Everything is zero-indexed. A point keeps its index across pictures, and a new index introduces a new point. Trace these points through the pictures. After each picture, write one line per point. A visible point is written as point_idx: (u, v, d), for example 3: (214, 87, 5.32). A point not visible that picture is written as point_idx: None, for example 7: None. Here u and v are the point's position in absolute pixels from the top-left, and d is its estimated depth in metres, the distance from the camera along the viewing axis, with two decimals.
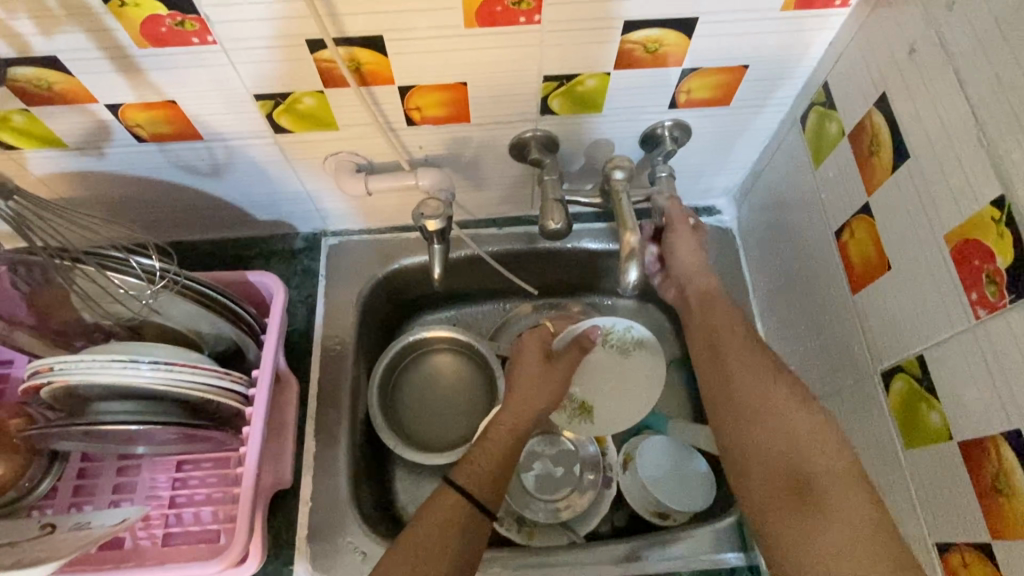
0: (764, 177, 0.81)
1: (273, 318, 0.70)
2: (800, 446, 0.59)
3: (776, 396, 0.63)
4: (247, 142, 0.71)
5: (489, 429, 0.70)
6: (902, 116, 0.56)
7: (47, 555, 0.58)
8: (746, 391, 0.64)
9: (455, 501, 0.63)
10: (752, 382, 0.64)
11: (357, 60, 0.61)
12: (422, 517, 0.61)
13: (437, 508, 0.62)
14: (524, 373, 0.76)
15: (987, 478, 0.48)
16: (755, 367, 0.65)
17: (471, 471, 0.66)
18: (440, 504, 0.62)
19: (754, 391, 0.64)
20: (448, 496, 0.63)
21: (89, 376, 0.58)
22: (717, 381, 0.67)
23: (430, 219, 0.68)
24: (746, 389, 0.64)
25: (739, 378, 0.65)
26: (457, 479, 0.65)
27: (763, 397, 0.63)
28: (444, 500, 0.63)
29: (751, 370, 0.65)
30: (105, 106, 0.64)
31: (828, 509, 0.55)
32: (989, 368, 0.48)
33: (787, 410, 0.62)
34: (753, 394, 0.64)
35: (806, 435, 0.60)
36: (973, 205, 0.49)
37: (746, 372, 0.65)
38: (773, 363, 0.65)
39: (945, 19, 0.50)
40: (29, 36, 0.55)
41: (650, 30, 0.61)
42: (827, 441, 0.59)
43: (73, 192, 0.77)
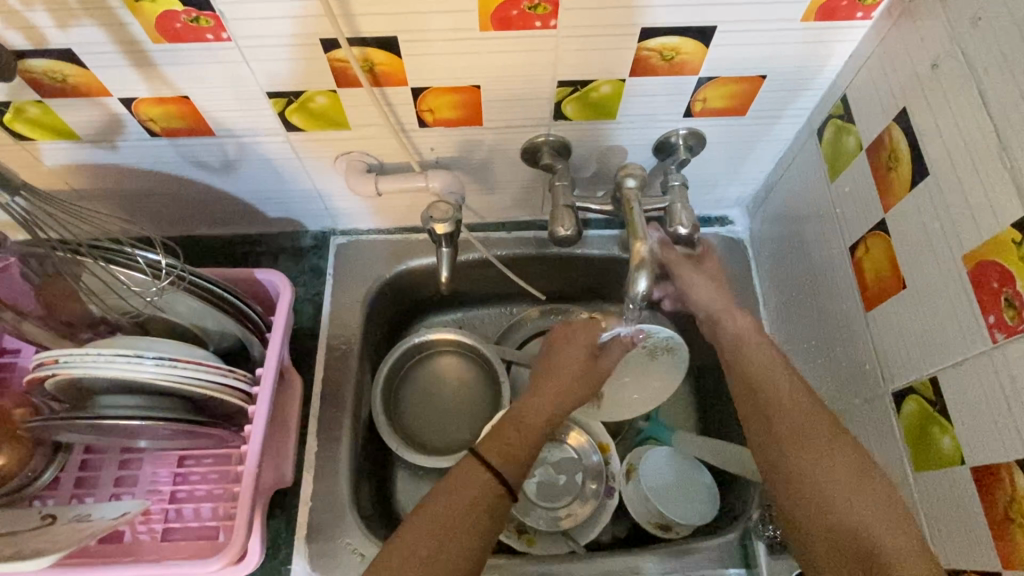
0: (779, 188, 0.80)
1: (279, 316, 0.70)
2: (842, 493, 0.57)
3: (826, 440, 0.60)
4: (259, 139, 0.71)
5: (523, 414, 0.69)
6: (922, 132, 0.55)
7: (46, 546, 0.58)
8: (790, 433, 0.61)
9: (482, 482, 0.62)
10: (797, 424, 0.61)
11: (371, 60, 0.60)
12: (449, 492, 0.61)
13: (463, 486, 0.61)
14: (568, 360, 0.74)
15: (1000, 506, 0.47)
16: (802, 411, 0.62)
17: (502, 451, 0.65)
18: (467, 483, 0.62)
19: (799, 432, 0.61)
20: (479, 472, 0.62)
21: (93, 370, 0.58)
22: (756, 416, 0.65)
23: (439, 222, 0.68)
24: (791, 429, 0.61)
25: (784, 420, 0.62)
26: (487, 456, 0.64)
27: (812, 438, 0.60)
28: (471, 479, 0.62)
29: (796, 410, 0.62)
30: (118, 100, 0.64)
31: (895, 575, 0.51)
32: (1006, 394, 0.47)
33: (828, 463, 0.58)
34: (798, 436, 0.61)
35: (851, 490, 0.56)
36: (994, 226, 0.48)
37: (794, 413, 0.62)
38: (809, 411, 0.62)
39: (970, 35, 0.49)
40: (45, 28, 0.55)
41: (667, 38, 0.60)
42: (878, 490, 0.56)
43: (85, 184, 0.77)
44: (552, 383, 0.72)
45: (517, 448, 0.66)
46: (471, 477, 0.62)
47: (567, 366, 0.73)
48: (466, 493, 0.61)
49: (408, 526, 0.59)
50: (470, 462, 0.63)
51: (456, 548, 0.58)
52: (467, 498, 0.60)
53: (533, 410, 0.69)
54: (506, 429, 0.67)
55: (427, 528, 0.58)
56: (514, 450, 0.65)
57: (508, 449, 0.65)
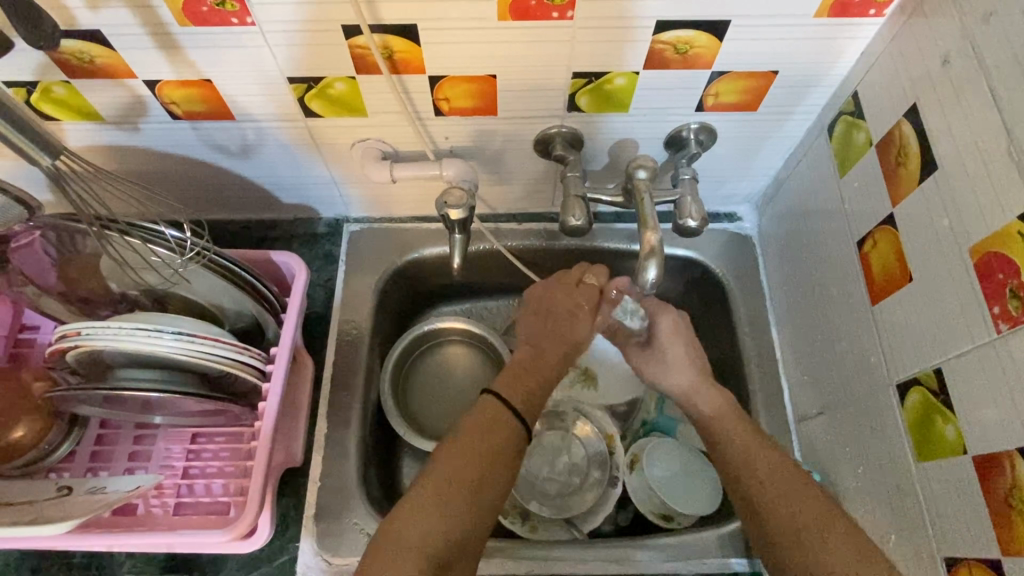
0: (788, 185, 0.81)
1: (294, 297, 0.71)
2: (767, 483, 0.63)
3: (797, 489, 0.62)
4: (277, 124, 0.72)
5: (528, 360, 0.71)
6: (932, 128, 0.56)
7: (63, 515, 0.59)
8: (766, 486, 0.63)
9: (506, 421, 0.65)
10: (766, 475, 0.64)
11: (390, 47, 0.62)
12: (479, 429, 0.64)
13: (489, 426, 0.64)
14: (568, 308, 0.73)
15: (1001, 495, 0.48)
16: (772, 464, 0.64)
17: (522, 394, 0.67)
18: (492, 424, 0.65)
19: (771, 485, 0.63)
20: (503, 410, 0.66)
21: (114, 342, 0.60)
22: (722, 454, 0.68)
23: (453, 209, 0.69)
24: (767, 481, 0.63)
25: (756, 473, 0.64)
26: (509, 400, 0.66)
27: (787, 488, 0.62)
28: (495, 421, 0.65)
29: (765, 461, 0.65)
30: (143, 81, 0.66)
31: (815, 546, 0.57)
32: (1009, 384, 0.48)
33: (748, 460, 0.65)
34: (772, 488, 0.62)
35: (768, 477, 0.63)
36: (1001, 218, 0.49)
37: (763, 467, 0.64)
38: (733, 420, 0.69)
39: (981, 31, 0.50)
40: (75, 9, 0.57)
41: (681, 31, 0.61)
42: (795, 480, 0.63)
43: (106, 165, 0.79)
44: (553, 335, 0.72)
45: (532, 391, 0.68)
46: (496, 420, 0.65)
47: (571, 320, 0.72)
48: (492, 434, 0.64)
49: (444, 456, 0.62)
50: (493, 405, 0.66)
51: (489, 482, 0.61)
52: (495, 436, 0.64)
53: (543, 361, 0.71)
54: (523, 374, 0.69)
55: (463, 461, 0.61)
56: (532, 393, 0.68)
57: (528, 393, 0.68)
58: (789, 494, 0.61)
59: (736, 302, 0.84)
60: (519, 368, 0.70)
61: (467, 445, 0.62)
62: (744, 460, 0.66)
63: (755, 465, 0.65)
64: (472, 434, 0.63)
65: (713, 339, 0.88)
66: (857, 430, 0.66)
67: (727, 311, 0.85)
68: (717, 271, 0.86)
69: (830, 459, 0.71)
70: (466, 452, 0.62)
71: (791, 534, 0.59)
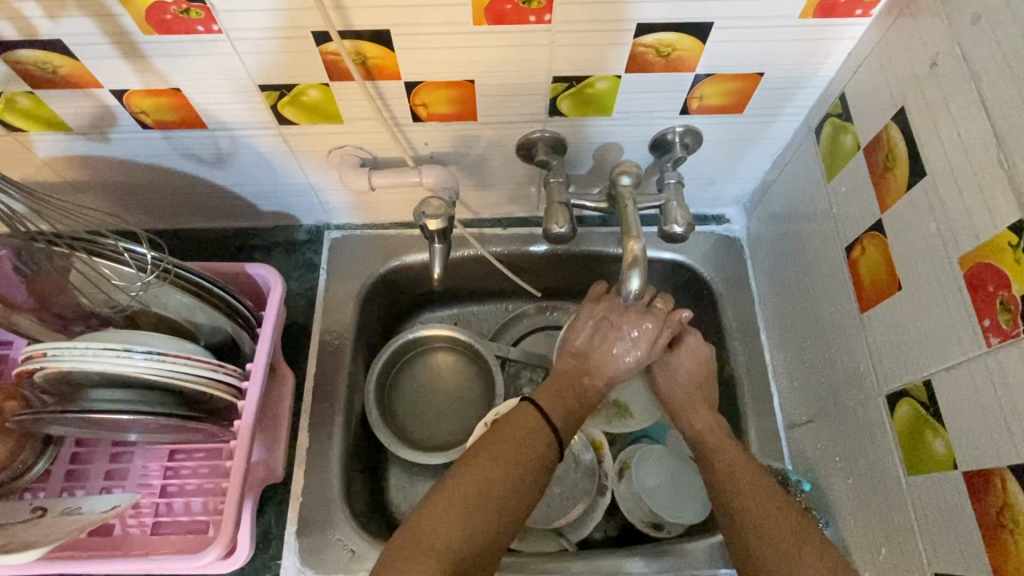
0: (776, 187, 0.79)
1: (270, 310, 0.70)
2: (739, 470, 0.66)
3: (767, 497, 0.63)
4: (251, 133, 0.70)
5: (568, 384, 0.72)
6: (920, 132, 0.54)
7: (34, 539, 0.58)
8: (755, 509, 0.62)
9: (545, 438, 0.66)
10: (756, 498, 0.63)
11: (363, 53, 0.60)
12: (514, 441, 0.64)
13: (525, 434, 0.65)
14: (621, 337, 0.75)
15: (992, 513, 0.47)
16: (760, 490, 0.63)
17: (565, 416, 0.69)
18: (531, 433, 0.65)
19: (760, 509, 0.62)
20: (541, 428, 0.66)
21: (81, 364, 0.58)
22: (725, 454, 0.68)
23: (431, 219, 0.68)
24: (757, 507, 0.62)
25: (745, 496, 0.63)
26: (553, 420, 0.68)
27: (772, 515, 0.61)
28: (536, 432, 0.65)
29: (755, 484, 0.64)
30: (110, 91, 0.63)
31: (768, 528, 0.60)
32: (999, 399, 0.46)
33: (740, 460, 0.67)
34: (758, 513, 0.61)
35: (742, 464, 0.66)
36: (991, 228, 0.47)
37: (755, 490, 0.64)
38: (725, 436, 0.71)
39: (969, 33, 0.49)
40: (35, 19, 0.54)
41: (662, 33, 0.59)
42: (756, 472, 0.65)
43: (77, 176, 0.77)
44: (607, 357, 0.74)
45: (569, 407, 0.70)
46: (538, 431, 0.66)
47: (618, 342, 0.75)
48: (530, 444, 0.64)
49: (470, 470, 0.61)
50: (533, 416, 0.67)
51: (522, 494, 0.62)
52: (533, 448, 0.64)
53: (586, 373, 0.74)
54: (562, 390, 0.71)
55: (495, 476, 0.60)
56: (573, 411, 0.70)
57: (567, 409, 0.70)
58: (765, 506, 0.62)
59: (725, 307, 0.83)
60: (556, 386, 0.71)
61: (511, 451, 0.63)
62: (739, 484, 0.65)
63: (747, 488, 0.64)
64: (511, 443, 0.64)
65: None
66: (846, 439, 0.65)
67: (716, 316, 0.83)
68: (706, 275, 0.84)
69: (821, 468, 0.69)
70: (503, 462, 0.62)
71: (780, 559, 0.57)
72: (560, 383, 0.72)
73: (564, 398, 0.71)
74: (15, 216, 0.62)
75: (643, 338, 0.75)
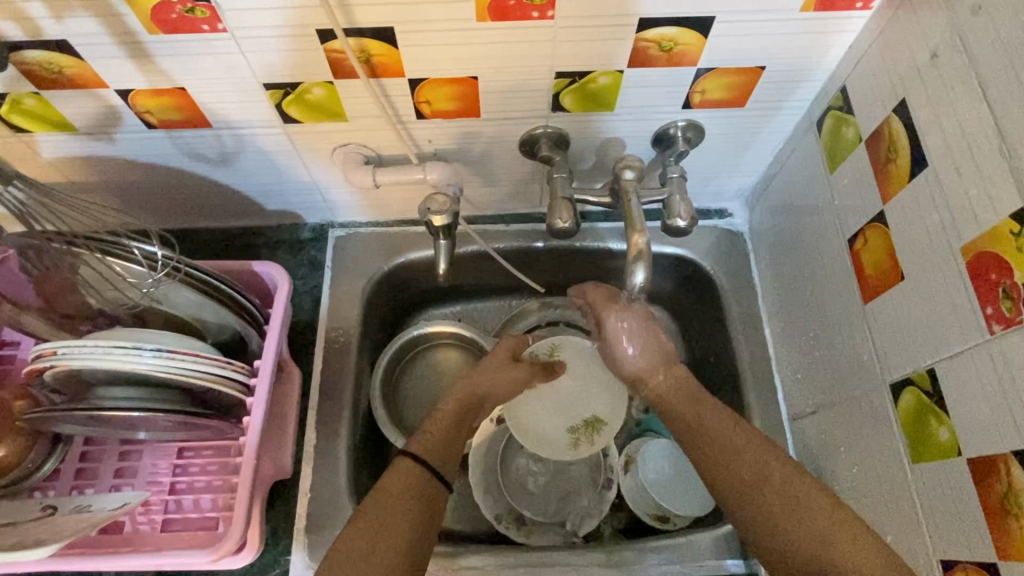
0: (779, 181, 0.79)
1: (277, 308, 0.70)
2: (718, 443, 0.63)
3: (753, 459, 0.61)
4: (255, 131, 0.71)
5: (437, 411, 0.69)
6: (921, 123, 0.54)
7: (46, 537, 0.58)
8: (761, 485, 0.59)
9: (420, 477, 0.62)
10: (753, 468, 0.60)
11: (367, 51, 0.60)
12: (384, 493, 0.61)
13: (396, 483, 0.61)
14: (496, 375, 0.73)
15: (996, 498, 0.47)
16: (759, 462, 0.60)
17: (429, 447, 0.65)
18: (403, 488, 0.61)
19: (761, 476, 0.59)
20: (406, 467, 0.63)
21: (92, 361, 0.58)
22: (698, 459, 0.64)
23: (436, 215, 0.68)
24: (750, 475, 0.60)
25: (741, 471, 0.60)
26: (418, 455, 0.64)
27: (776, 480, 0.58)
28: (407, 486, 0.62)
29: (744, 457, 0.61)
30: (116, 91, 0.64)
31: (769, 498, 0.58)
32: (1003, 386, 0.47)
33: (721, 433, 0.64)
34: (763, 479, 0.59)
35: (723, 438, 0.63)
36: (992, 216, 0.47)
37: (749, 458, 0.61)
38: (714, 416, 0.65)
39: (969, 25, 0.49)
40: (40, 19, 0.55)
41: (664, 28, 0.59)
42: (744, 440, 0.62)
43: (82, 177, 0.77)
44: (490, 389, 0.72)
45: (447, 443, 0.67)
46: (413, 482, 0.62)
47: (497, 373, 0.73)
48: (403, 492, 0.61)
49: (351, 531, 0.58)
50: (408, 465, 0.63)
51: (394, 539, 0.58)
52: (408, 495, 0.61)
53: (462, 402, 0.70)
54: (439, 429, 0.67)
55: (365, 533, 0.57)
56: (437, 434, 0.67)
57: (437, 443, 0.66)
58: (750, 472, 0.60)
59: (728, 300, 0.83)
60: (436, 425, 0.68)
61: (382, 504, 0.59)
62: (718, 458, 0.62)
63: (736, 461, 0.61)
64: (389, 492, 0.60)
65: (706, 337, 0.87)
66: (851, 430, 0.65)
67: (719, 309, 0.84)
68: (709, 269, 0.85)
69: (826, 459, 0.70)
70: (371, 519, 0.58)
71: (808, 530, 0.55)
72: (439, 419, 0.68)
73: (442, 433, 0.67)
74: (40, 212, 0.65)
75: (517, 372, 0.74)
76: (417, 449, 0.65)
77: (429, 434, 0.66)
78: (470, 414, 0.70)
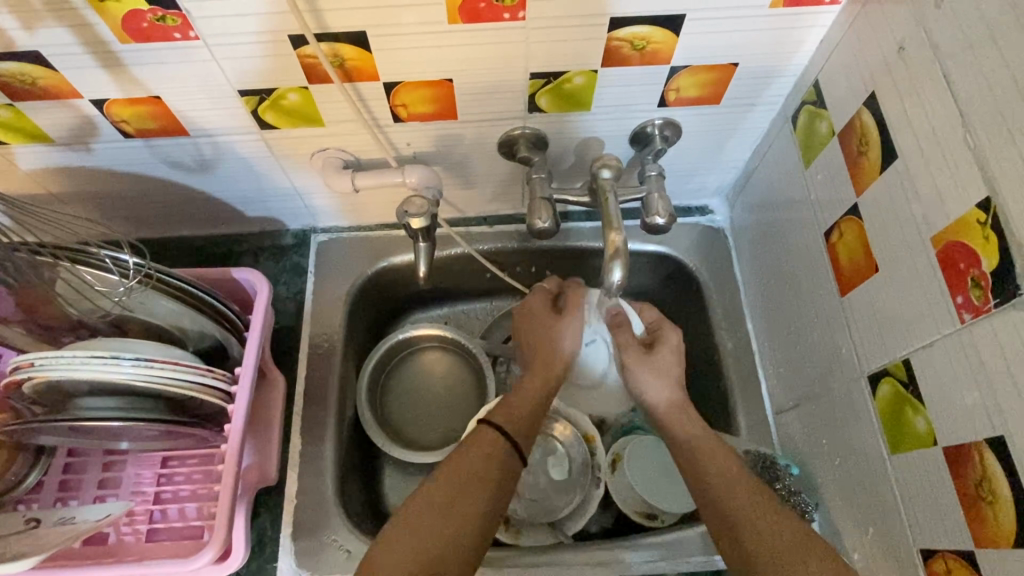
0: (757, 176, 0.80)
1: (257, 314, 0.70)
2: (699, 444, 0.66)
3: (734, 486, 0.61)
4: (233, 138, 0.71)
5: (511, 397, 0.69)
6: (890, 115, 0.55)
7: (29, 549, 0.58)
8: (746, 511, 0.59)
9: (503, 447, 0.63)
10: (740, 504, 0.60)
11: (341, 55, 0.60)
12: (460, 458, 0.62)
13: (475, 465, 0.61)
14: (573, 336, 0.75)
15: (972, 485, 0.47)
16: (749, 491, 0.61)
17: (509, 418, 0.66)
18: (487, 453, 0.62)
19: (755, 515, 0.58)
20: (486, 432, 0.64)
21: (70, 372, 0.58)
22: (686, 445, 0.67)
23: (414, 218, 0.68)
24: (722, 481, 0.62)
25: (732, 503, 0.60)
26: (495, 421, 0.66)
27: (766, 518, 0.58)
28: (492, 457, 0.62)
29: (733, 487, 0.61)
30: (90, 101, 0.64)
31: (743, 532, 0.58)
32: (975, 374, 0.47)
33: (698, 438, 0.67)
34: (748, 508, 0.59)
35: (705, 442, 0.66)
36: (960, 207, 0.48)
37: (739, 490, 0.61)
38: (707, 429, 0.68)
39: (932, 17, 0.49)
40: (11, 31, 0.55)
41: (637, 27, 0.60)
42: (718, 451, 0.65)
43: (60, 188, 0.77)
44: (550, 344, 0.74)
45: (530, 417, 0.68)
46: (498, 451, 0.63)
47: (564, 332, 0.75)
48: (485, 469, 0.61)
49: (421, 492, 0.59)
50: (492, 434, 0.64)
51: (469, 506, 0.58)
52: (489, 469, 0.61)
53: (554, 377, 0.72)
54: (517, 406, 0.68)
55: (443, 493, 0.58)
56: (521, 414, 0.67)
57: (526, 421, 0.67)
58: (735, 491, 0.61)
59: (711, 296, 0.84)
60: (521, 399, 0.69)
61: (452, 483, 0.59)
62: (696, 453, 0.66)
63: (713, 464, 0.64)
64: (462, 464, 0.61)
65: (691, 334, 0.87)
66: (832, 423, 0.66)
67: (702, 305, 0.84)
68: (691, 265, 0.85)
69: (810, 452, 0.70)
70: (449, 481, 0.59)
71: (780, 558, 0.55)
72: (522, 394, 0.70)
73: (524, 413, 0.68)
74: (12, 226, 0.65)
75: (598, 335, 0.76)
76: (502, 421, 0.66)
77: (508, 407, 0.68)
78: (550, 396, 0.71)
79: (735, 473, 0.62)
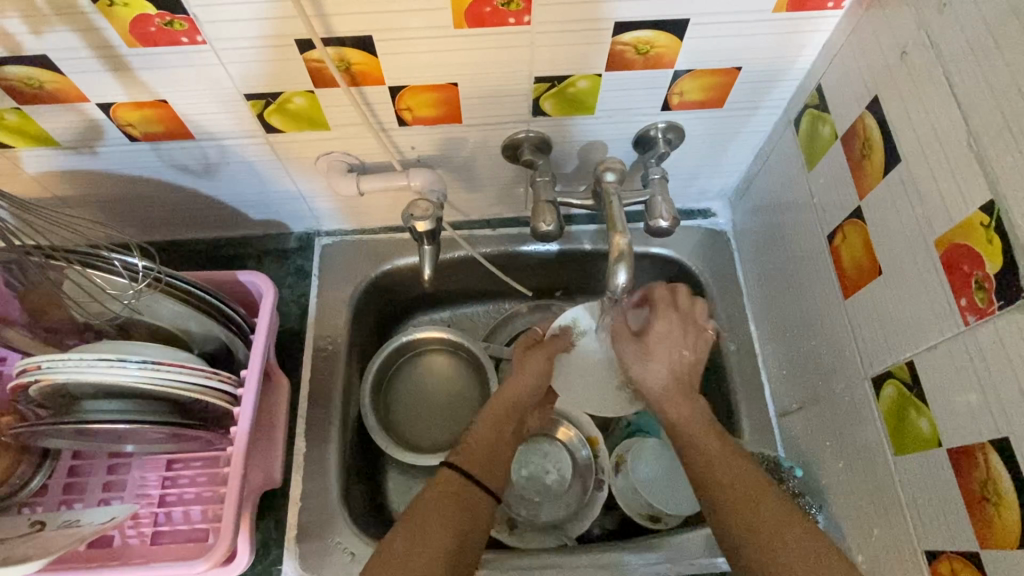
0: (759, 180, 0.80)
1: (263, 316, 0.71)
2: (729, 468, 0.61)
3: (754, 496, 0.59)
4: (238, 142, 0.71)
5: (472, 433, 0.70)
6: (893, 120, 0.55)
7: (35, 551, 0.57)
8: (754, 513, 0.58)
9: (460, 487, 0.64)
10: (750, 504, 0.58)
11: (346, 60, 0.60)
12: (421, 502, 0.62)
13: (434, 503, 0.62)
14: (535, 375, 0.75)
15: (977, 486, 0.48)
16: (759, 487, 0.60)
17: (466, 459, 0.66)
18: (443, 493, 0.63)
19: (746, 499, 0.59)
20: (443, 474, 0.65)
21: (75, 375, 0.58)
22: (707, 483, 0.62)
23: (419, 221, 0.69)
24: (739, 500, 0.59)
25: (745, 510, 0.58)
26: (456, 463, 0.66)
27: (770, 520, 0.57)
28: (448, 497, 0.62)
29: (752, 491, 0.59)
30: (97, 105, 0.64)
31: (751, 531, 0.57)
32: (978, 376, 0.47)
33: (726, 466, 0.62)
34: (754, 507, 0.58)
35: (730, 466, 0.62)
36: (963, 210, 0.48)
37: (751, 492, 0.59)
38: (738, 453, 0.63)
39: (935, 22, 0.50)
40: (20, 35, 0.55)
41: (640, 31, 0.60)
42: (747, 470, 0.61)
43: (65, 191, 0.77)
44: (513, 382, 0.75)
45: (488, 453, 0.68)
46: (454, 489, 0.63)
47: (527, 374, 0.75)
48: (440, 507, 0.61)
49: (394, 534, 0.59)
50: (448, 476, 0.64)
51: (430, 545, 0.58)
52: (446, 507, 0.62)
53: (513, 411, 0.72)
54: (481, 445, 0.68)
55: (405, 537, 0.58)
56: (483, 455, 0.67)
57: (490, 456, 0.68)
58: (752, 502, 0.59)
59: (714, 298, 0.84)
60: (481, 437, 0.69)
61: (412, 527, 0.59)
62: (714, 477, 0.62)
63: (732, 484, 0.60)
64: (422, 505, 0.61)
65: None
66: (835, 425, 0.66)
67: (705, 308, 0.85)
68: (694, 268, 0.85)
69: (813, 455, 0.70)
70: (414, 523, 0.60)
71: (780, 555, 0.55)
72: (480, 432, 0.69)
73: (480, 448, 0.68)
74: (18, 230, 0.66)
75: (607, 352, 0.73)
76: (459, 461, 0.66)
77: (466, 446, 0.68)
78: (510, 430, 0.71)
79: (752, 474, 0.61)
